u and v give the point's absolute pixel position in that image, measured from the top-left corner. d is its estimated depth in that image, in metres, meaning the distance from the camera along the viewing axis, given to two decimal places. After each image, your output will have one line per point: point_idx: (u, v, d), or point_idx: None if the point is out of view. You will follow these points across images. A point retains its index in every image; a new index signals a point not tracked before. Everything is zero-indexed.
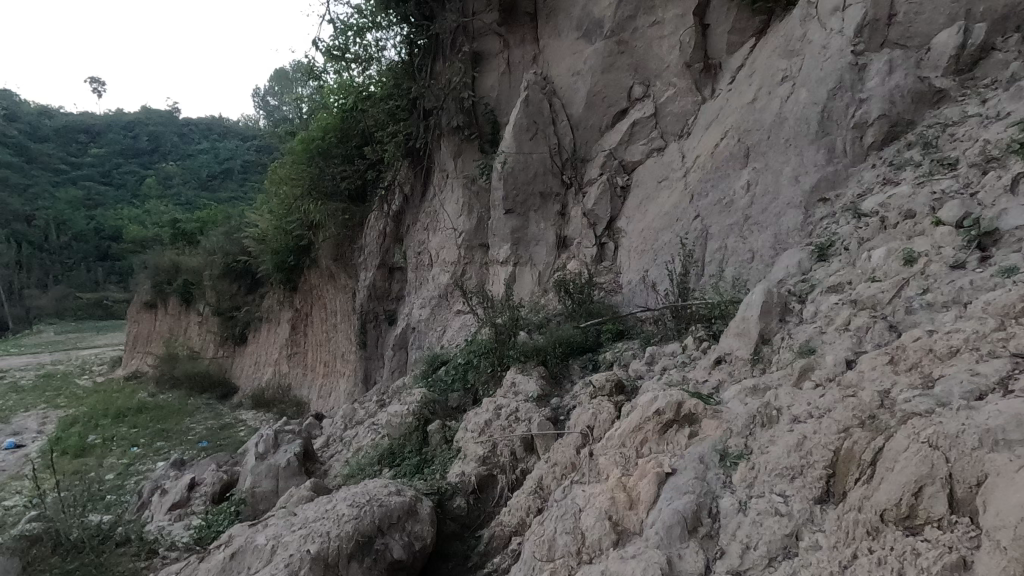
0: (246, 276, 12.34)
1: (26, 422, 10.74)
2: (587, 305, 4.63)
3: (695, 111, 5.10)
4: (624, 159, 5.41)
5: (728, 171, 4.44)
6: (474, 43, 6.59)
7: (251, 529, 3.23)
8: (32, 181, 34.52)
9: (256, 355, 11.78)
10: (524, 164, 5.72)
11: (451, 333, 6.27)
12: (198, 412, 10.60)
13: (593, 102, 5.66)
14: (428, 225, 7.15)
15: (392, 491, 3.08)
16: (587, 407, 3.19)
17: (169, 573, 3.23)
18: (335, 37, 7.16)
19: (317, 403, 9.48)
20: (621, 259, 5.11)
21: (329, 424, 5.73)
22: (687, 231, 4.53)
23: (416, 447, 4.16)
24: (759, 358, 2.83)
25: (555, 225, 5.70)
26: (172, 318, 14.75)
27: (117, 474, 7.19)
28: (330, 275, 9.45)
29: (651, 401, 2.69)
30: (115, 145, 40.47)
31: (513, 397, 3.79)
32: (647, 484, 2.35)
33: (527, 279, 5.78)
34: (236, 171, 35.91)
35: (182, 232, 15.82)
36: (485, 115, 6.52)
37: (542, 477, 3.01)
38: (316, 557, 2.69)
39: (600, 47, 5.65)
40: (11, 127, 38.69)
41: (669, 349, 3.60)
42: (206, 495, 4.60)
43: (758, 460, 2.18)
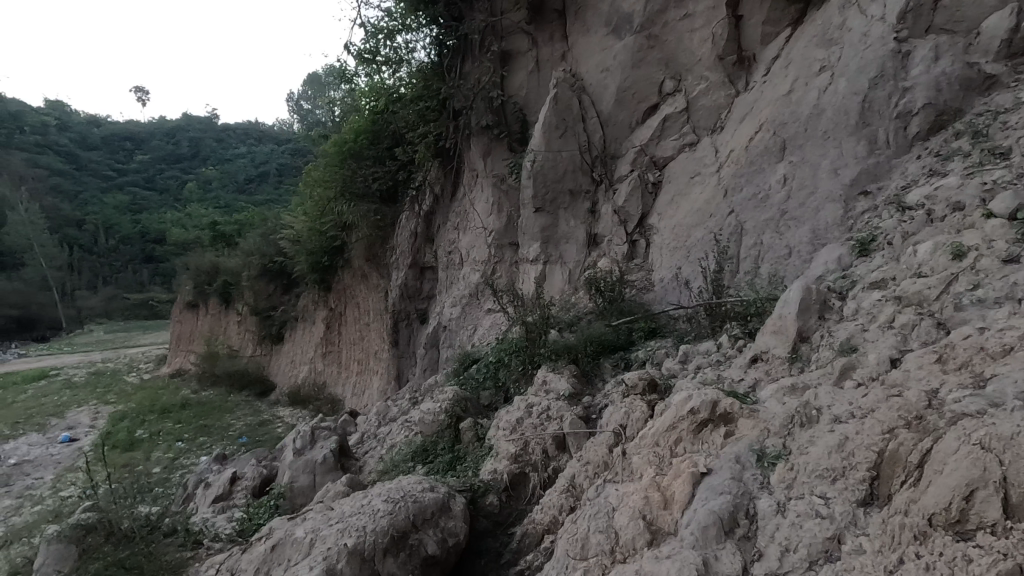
0: (282, 276, 12.67)
1: (79, 416, 11.28)
2: (618, 304, 4.59)
3: (728, 104, 5.00)
4: (654, 155, 5.35)
5: (763, 166, 4.33)
6: (502, 43, 6.62)
7: (290, 522, 3.31)
8: (82, 188, 36.26)
9: (292, 354, 12.09)
10: (554, 162, 5.70)
11: (482, 332, 6.30)
12: (238, 409, 10.95)
13: (623, 99, 5.61)
14: (459, 225, 7.21)
15: (426, 487, 3.12)
16: (619, 406, 3.16)
17: (213, 564, 3.34)
18: (366, 40, 7.26)
19: (351, 401, 9.66)
20: (653, 257, 5.06)
21: (364, 421, 5.84)
22: (720, 227, 4.45)
23: (448, 444, 4.20)
24: (797, 357, 2.76)
25: (585, 223, 5.67)
26: (212, 318, 15.26)
27: (163, 468, 7.47)
28: (362, 275, 9.62)
29: (685, 400, 2.65)
30: (158, 152, 42.08)
31: (544, 396, 3.79)
32: (681, 484, 2.32)
33: (557, 278, 5.76)
34: (272, 174, 36.97)
35: (221, 234, 16.37)
36: (514, 115, 6.54)
37: (574, 476, 3.00)
38: (354, 550, 2.74)
39: (629, 43, 5.59)
40: (63, 137, 40.72)
41: (703, 348, 3.55)
42: (247, 489, 4.74)
43: (797, 461, 2.12)
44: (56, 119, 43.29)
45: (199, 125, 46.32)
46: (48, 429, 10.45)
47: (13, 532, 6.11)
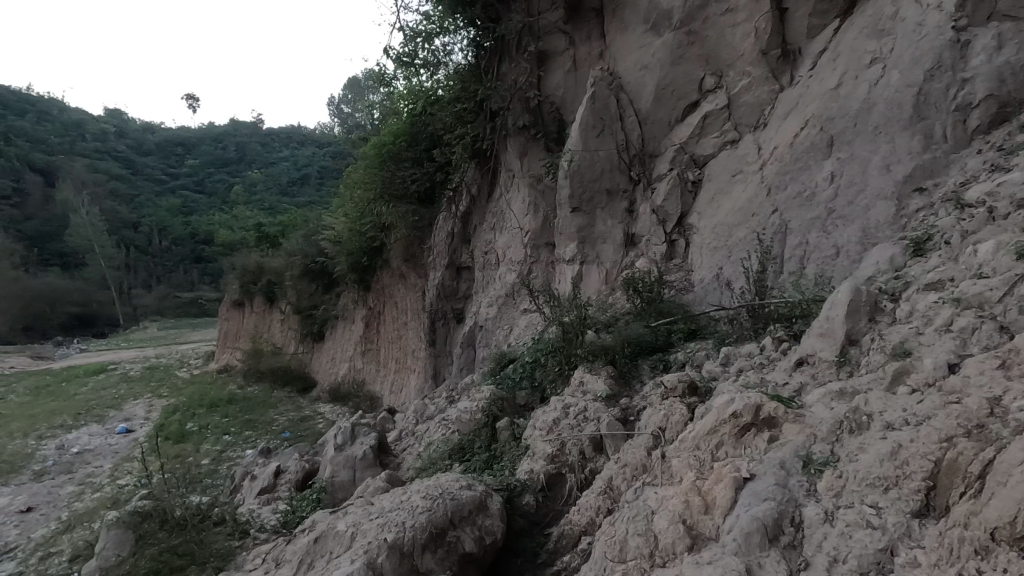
0: (323, 276, 13.00)
1: (135, 409, 11.87)
2: (657, 305, 4.53)
3: (771, 100, 4.86)
4: (694, 153, 5.25)
5: (809, 163, 4.19)
6: (539, 43, 6.62)
7: (332, 516, 3.40)
8: (138, 192, 38.17)
9: (333, 352, 12.40)
10: (591, 162, 5.66)
11: (518, 331, 6.30)
12: (282, 404, 11.31)
13: (662, 96, 5.52)
14: (495, 225, 7.25)
15: (463, 485, 3.15)
16: (658, 409, 3.12)
17: (260, 554, 3.47)
18: (405, 43, 7.39)
19: (388, 399, 9.83)
20: (693, 257, 4.97)
21: (402, 418, 5.93)
22: (764, 226, 4.34)
23: (485, 443, 4.22)
24: (845, 361, 2.66)
25: (622, 223, 5.60)
26: (258, 316, 15.80)
27: (212, 460, 7.79)
28: (401, 276, 9.77)
29: (727, 402, 2.59)
30: (208, 156, 43.89)
31: (581, 396, 3.78)
32: (723, 488, 2.27)
33: (594, 278, 5.72)
34: (314, 176, 38.06)
35: (266, 235, 16.95)
36: (551, 115, 6.54)
37: (612, 477, 2.98)
38: (393, 545, 2.78)
39: (669, 40, 5.50)
40: (121, 144, 42.97)
41: (745, 350, 3.46)
42: (291, 482, 4.88)
43: (846, 468, 2.05)
44: (114, 127, 45.75)
45: (246, 130, 48.00)
46: (107, 420, 11.04)
47: (76, 516, 6.49)
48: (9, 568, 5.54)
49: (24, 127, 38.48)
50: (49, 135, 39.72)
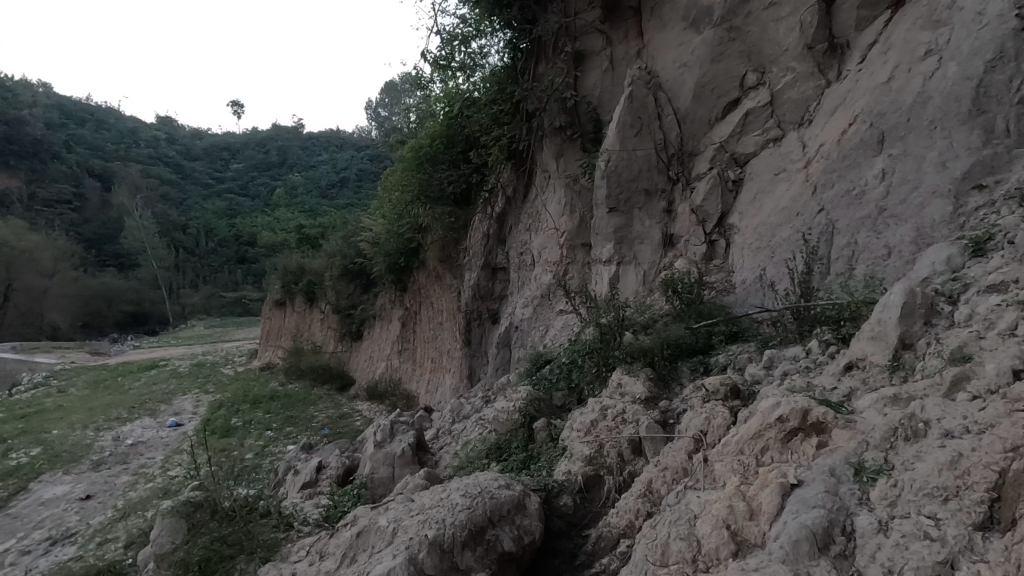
0: (362, 276, 13.29)
1: (183, 404, 12.36)
2: (696, 307, 4.45)
3: (817, 96, 4.71)
4: (735, 152, 5.14)
5: (858, 160, 4.05)
6: (576, 43, 6.62)
7: (373, 511, 3.47)
8: (187, 197, 39.91)
9: (370, 351, 12.64)
10: (628, 162, 5.60)
11: (554, 332, 6.27)
12: (321, 402, 11.57)
13: (701, 94, 5.43)
14: (531, 226, 7.26)
15: (502, 485, 3.17)
16: (699, 412, 3.08)
17: (303, 546, 3.56)
18: (441, 47, 7.50)
19: (424, 398, 9.93)
20: (734, 257, 4.87)
21: (439, 417, 5.99)
22: (809, 226, 4.22)
23: (522, 443, 4.22)
24: (899, 365, 2.56)
25: (660, 223, 5.52)
26: (298, 315, 16.23)
27: (256, 454, 8.06)
28: (437, 276, 9.87)
29: (772, 406, 2.53)
30: (252, 161, 45.49)
31: (619, 398, 3.76)
32: (769, 495, 2.22)
33: (631, 279, 5.64)
34: (353, 179, 39.06)
35: (307, 237, 17.47)
36: (587, 115, 6.51)
37: (652, 481, 2.95)
38: (434, 541, 2.81)
39: (709, 36, 5.41)
40: (171, 151, 45.04)
41: (791, 354, 3.38)
42: (332, 478, 4.99)
43: (901, 478, 1.97)
44: (166, 135, 48.03)
45: (287, 136, 49.59)
46: (158, 414, 11.55)
47: (131, 505, 6.82)
48: (71, 552, 5.85)
49: (84, 136, 40.76)
50: (107, 142, 41.91)
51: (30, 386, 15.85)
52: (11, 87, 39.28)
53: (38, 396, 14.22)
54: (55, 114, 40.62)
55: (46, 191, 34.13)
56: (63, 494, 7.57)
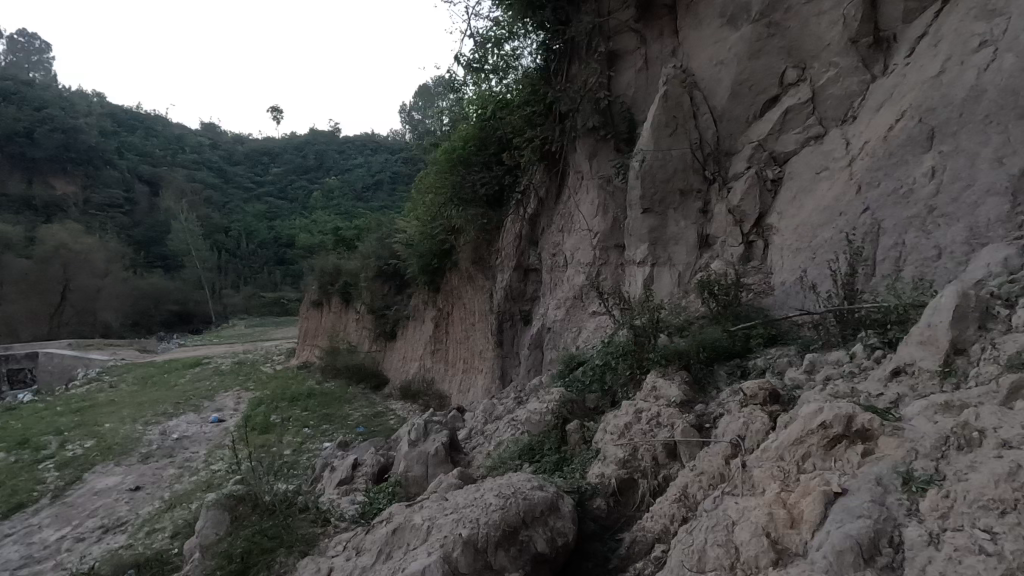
0: (396, 277, 13.51)
1: (225, 400, 12.79)
2: (734, 309, 4.37)
3: (861, 91, 4.56)
4: (774, 150, 5.02)
5: (906, 157, 3.90)
6: (610, 43, 6.57)
7: (408, 509, 3.52)
8: (229, 201, 41.33)
9: (404, 351, 12.81)
10: (663, 162, 5.51)
11: (586, 334, 6.23)
12: (356, 400, 11.79)
13: (739, 92, 5.30)
14: (564, 227, 7.23)
15: (535, 486, 3.17)
16: (737, 416, 3.01)
17: (340, 541, 3.65)
18: (475, 50, 7.57)
19: (456, 398, 10.01)
20: (773, 258, 4.74)
21: (471, 417, 6.02)
22: (853, 226, 4.10)
23: (555, 445, 4.21)
24: (951, 372, 2.45)
25: (696, 224, 5.43)
26: (334, 315, 16.58)
27: (293, 451, 8.28)
28: (469, 277, 9.94)
29: (814, 412, 2.46)
30: (291, 165, 46.77)
31: (654, 401, 3.71)
32: (811, 502, 2.15)
33: (666, 280, 5.56)
34: (387, 182, 39.77)
35: (343, 239, 17.87)
36: (621, 115, 6.45)
37: (687, 485, 2.90)
38: (468, 540, 2.84)
39: (747, 33, 5.29)
40: (215, 157, 46.73)
41: (833, 358, 3.27)
42: (368, 475, 5.08)
43: (954, 488, 1.89)
44: (210, 142, 49.91)
45: (325, 140, 50.81)
46: (202, 410, 12.00)
47: (177, 497, 7.11)
48: (121, 540, 6.13)
49: (134, 143, 42.74)
50: (155, 149, 43.82)
51: (84, 382, 16.68)
52: (68, 98, 41.58)
53: (91, 391, 14.96)
54: (108, 122, 42.75)
55: (99, 196, 35.87)
56: (114, 484, 7.95)
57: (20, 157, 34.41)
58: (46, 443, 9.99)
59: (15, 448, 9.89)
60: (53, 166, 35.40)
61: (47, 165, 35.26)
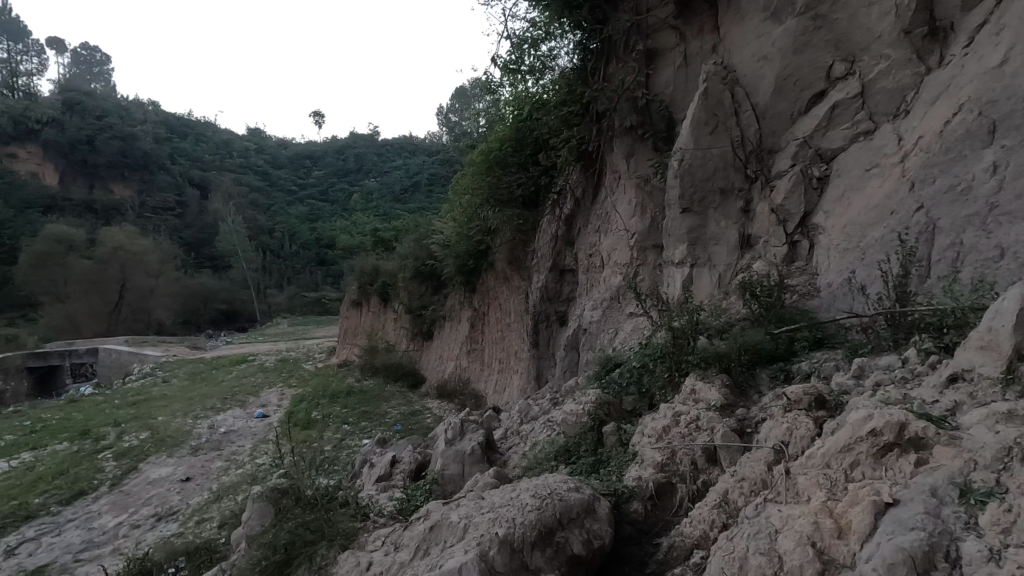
0: (432, 278, 13.68)
1: (269, 396, 13.23)
2: (777, 311, 4.24)
3: (915, 84, 4.37)
4: (820, 147, 4.85)
5: (964, 152, 3.71)
6: (648, 41, 6.49)
7: (445, 507, 3.57)
8: (274, 204, 42.76)
9: (440, 350, 12.95)
10: (703, 161, 5.40)
11: (623, 335, 6.16)
12: (394, 398, 12.00)
13: (783, 88, 5.15)
14: (600, 227, 7.17)
15: (572, 487, 3.17)
16: (780, 422, 2.93)
17: (379, 536, 3.72)
18: (511, 51, 7.60)
19: (492, 397, 10.05)
20: (820, 259, 4.58)
21: (507, 417, 6.04)
22: (906, 225, 3.92)
23: (592, 447, 4.19)
24: (1014, 379, 2.32)
25: (737, 223, 5.30)
26: (372, 315, 16.91)
27: (334, 446, 8.50)
28: (505, 277, 9.98)
29: (864, 419, 2.37)
30: (332, 168, 48.02)
31: (693, 405, 3.65)
32: (859, 512, 2.07)
33: (705, 281, 5.44)
34: (424, 184, 40.36)
35: (381, 240, 18.24)
36: (659, 113, 6.36)
37: (728, 491, 2.84)
38: (504, 540, 2.84)
39: (791, 26, 5.14)
40: (260, 161, 48.42)
41: (884, 363, 3.15)
42: (405, 472, 5.17)
43: (1017, 502, 1.78)
44: (256, 147, 51.75)
45: (364, 143, 51.95)
46: (247, 405, 12.45)
47: (224, 488, 7.40)
48: (173, 529, 6.42)
49: (186, 148, 44.73)
50: (205, 154, 45.75)
51: (140, 377, 17.56)
52: (126, 107, 43.91)
53: (146, 385, 15.74)
54: (162, 129, 44.91)
55: (153, 200, 37.70)
56: (166, 475, 8.33)
57: (83, 164, 36.53)
58: (105, 434, 10.56)
59: (77, 438, 10.50)
60: (112, 171, 37.40)
61: (107, 171, 37.31)
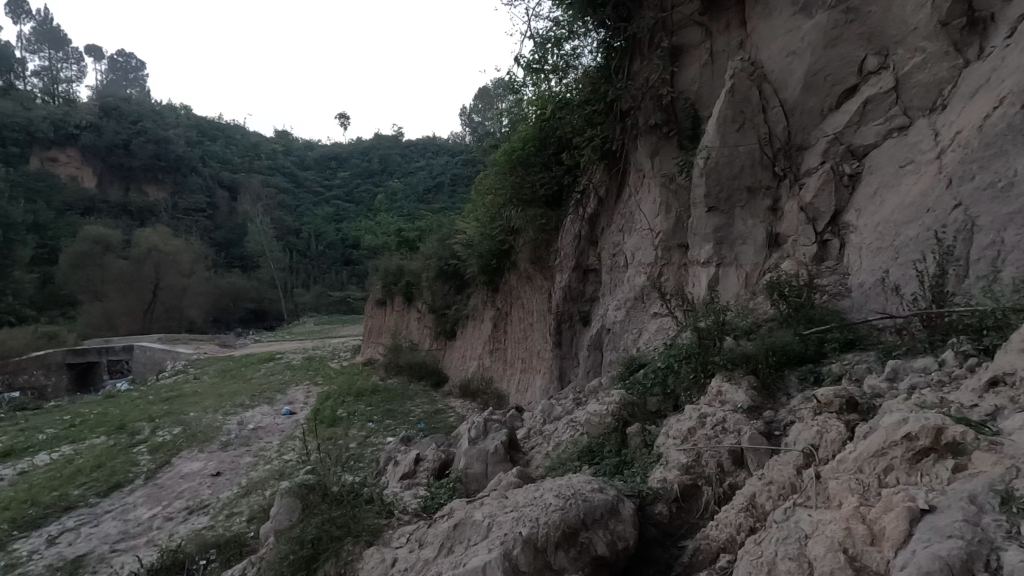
0: (456, 277, 13.76)
1: (296, 393, 13.47)
2: (806, 312, 4.15)
3: (952, 78, 4.24)
4: (852, 144, 4.73)
5: (1005, 147, 3.59)
6: (673, 38, 6.42)
7: (469, 505, 3.59)
8: (301, 205, 43.56)
9: (463, 350, 13.01)
10: (729, 158, 5.32)
11: (648, 335, 6.10)
12: (417, 397, 12.10)
13: (813, 83, 5.04)
14: (624, 226, 7.12)
15: (595, 488, 3.16)
16: (809, 425, 2.87)
17: (404, 533, 3.76)
18: (534, 51, 7.59)
19: (515, 397, 10.05)
20: (851, 258, 4.47)
21: (530, 417, 6.04)
22: (943, 223, 3.80)
23: (615, 447, 4.16)
24: None
25: (765, 222, 5.20)
26: (397, 314, 17.08)
27: (359, 444, 8.61)
28: (528, 277, 9.98)
29: (898, 423, 2.31)
30: (357, 169, 48.72)
31: (719, 406, 3.59)
32: (894, 519, 2.01)
33: (731, 281, 5.35)
34: (447, 184, 40.63)
35: (405, 240, 18.42)
36: (684, 111, 6.29)
37: (755, 495, 2.79)
38: (528, 539, 2.84)
39: (822, 20, 5.03)
40: (287, 163, 49.38)
41: (919, 365, 3.06)
42: (429, 470, 5.21)
43: None
44: (283, 149, 52.78)
45: (389, 145, 52.54)
46: (275, 402, 12.70)
47: (253, 483, 7.57)
48: (204, 522, 6.60)
49: (216, 151, 45.87)
50: (235, 156, 46.85)
51: (173, 373, 18.08)
52: (160, 111, 45.25)
53: (178, 382, 16.19)
54: (193, 133, 46.13)
55: (185, 201, 38.74)
56: (198, 469, 8.56)
57: (119, 167, 37.75)
58: (140, 429, 10.89)
59: (114, 432, 10.86)
60: (147, 174, 38.56)
61: (142, 174, 38.49)
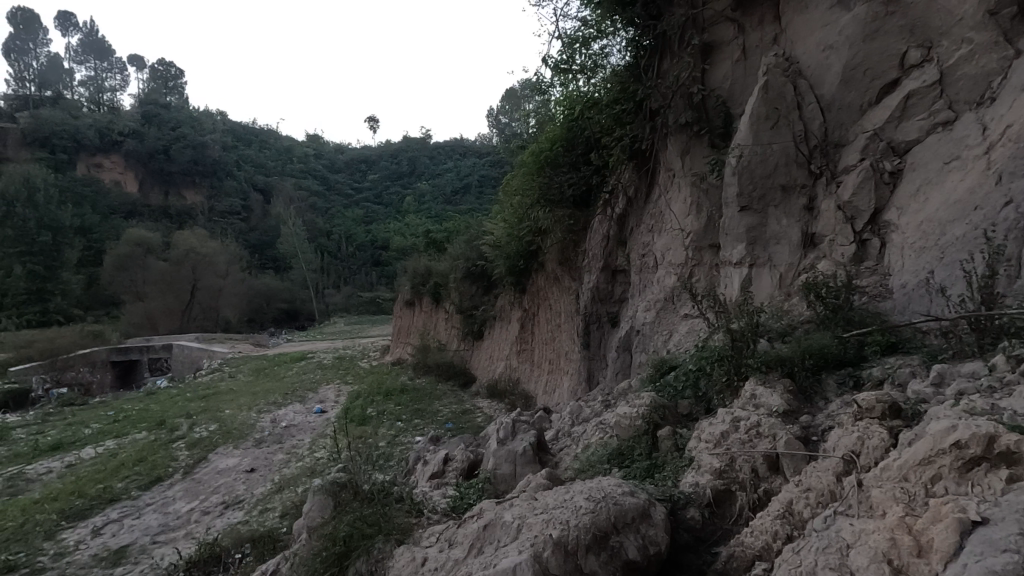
0: (483, 278, 13.78)
1: (327, 392, 13.72)
2: (845, 314, 4.02)
3: (1002, 69, 4.06)
4: (893, 139, 4.57)
5: None
6: (704, 35, 6.31)
7: (498, 506, 3.59)
8: (331, 207, 44.37)
9: (491, 350, 13.03)
10: (763, 156, 5.18)
11: (678, 337, 5.99)
12: (445, 397, 12.18)
13: (852, 78, 4.89)
14: (654, 226, 7.02)
15: (626, 492, 3.12)
16: (850, 431, 2.78)
17: (433, 533, 3.79)
18: (562, 51, 7.55)
19: (543, 398, 10.02)
20: (892, 258, 4.31)
21: (558, 418, 6.00)
22: (992, 221, 3.64)
23: (646, 451, 4.10)
24: None
25: (800, 221, 5.06)
26: (425, 314, 17.23)
27: (388, 442, 8.72)
28: (555, 278, 9.94)
29: (946, 431, 2.21)
30: (386, 172, 49.41)
31: (753, 410, 3.50)
32: (943, 531, 1.92)
33: (765, 281, 5.22)
34: (475, 185, 40.86)
35: (433, 241, 18.57)
36: (716, 108, 6.17)
37: (793, 501, 2.71)
38: (559, 542, 2.82)
39: (861, 13, 4.88)
40: (319, 166, 50.37)
41: (967, 370, 2.94)
42: (458, 470, 5.23)
43: None
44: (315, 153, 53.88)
45: (417, 146, 53.13)
46: (307, 400, 12.97)
47: (286, 479, 7.74)
48: (239, 516, 6.77)
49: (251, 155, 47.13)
50: (268, 160, 48.05)
51: (209, 372, 18.63)
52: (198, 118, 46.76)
53: (214, 380, 16.66)
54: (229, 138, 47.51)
55: (222, 205, 39.91)
56: (233, 465, 8.79)
57: (159, 171, 39.12)
58: (178, 425, 11.25)
59: (155, 428, 11.25)
60: (185, 178, 39.87)
61: (181, 178, 39.81)
